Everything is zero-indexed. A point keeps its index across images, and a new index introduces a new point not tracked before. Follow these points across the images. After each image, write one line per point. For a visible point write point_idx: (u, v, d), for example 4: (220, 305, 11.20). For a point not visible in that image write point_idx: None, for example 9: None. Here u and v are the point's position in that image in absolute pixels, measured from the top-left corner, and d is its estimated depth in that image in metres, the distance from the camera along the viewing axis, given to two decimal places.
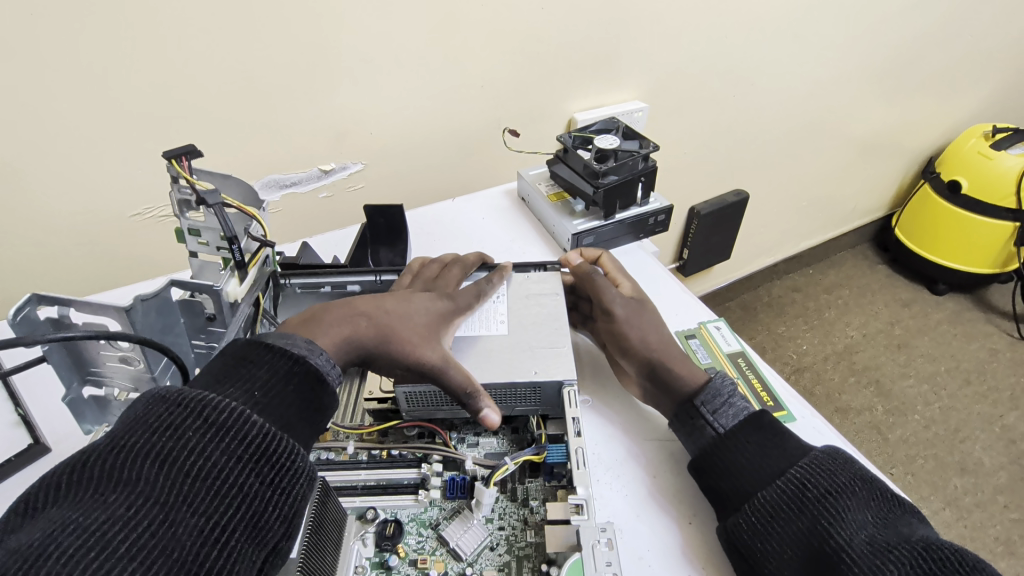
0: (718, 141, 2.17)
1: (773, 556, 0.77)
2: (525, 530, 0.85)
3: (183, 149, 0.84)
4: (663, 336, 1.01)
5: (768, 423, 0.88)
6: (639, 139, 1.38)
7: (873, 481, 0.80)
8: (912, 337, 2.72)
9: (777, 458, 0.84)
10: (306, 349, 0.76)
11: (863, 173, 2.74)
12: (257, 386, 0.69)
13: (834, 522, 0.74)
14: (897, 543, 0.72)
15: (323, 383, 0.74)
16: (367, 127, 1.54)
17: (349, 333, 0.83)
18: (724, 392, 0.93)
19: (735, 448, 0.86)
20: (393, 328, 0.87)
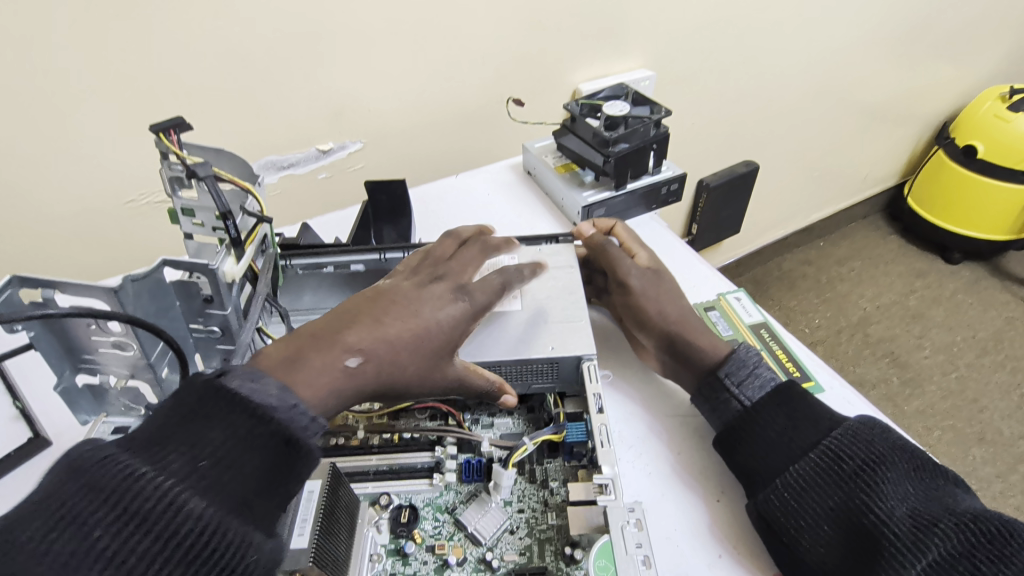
0: (728, 110, 2.09)
1: (808, 533, 0.73)
2: (546, 512, 0.81)
3: (171, 122, 0.79)
4: (683, 311, 0.96)
5: (798, 394, 0.83)
6: (649, 105, 1.32)
7: (913, 451, 0.75)
8: (927, 308, 2.67)
9: (808, 431, 0.80)
10: (278, 400, 0.61)
11: (877, 140, 2.66)
12: (204, 454, 0.55)
13: (873, 496, 0.70)
14: (942, 515, 0.68)
15: (293, 443, 0.60)
16: (364, 103, 1.48)
17: (335, 381, 0.67)
18: (750, 363, 0.88)
19: (762, 421, 0.82)
20: (396, 359, 0.72)
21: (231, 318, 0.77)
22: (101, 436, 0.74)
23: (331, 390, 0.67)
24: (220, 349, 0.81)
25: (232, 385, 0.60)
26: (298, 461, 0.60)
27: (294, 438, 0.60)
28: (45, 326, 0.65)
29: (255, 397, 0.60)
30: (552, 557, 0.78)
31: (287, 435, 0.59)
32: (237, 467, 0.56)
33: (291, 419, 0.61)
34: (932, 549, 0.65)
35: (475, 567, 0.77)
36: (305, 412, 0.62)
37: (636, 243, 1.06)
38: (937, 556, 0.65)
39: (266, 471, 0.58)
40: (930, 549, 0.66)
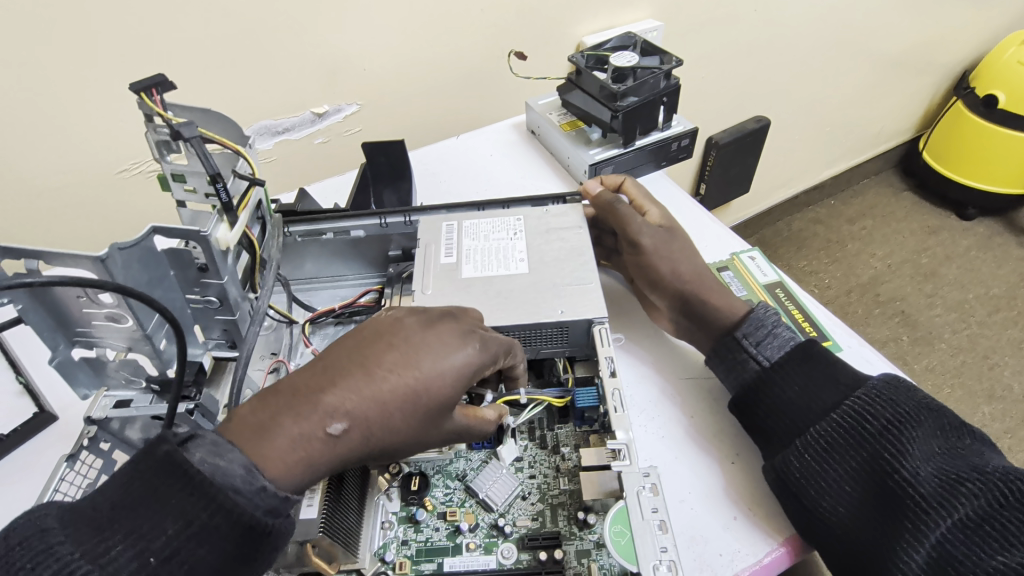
0: (739, 61, 2.00)
1: (829, 493, 0.72)
2: (558, 478, 0.80)
3: (152, 81, 0.74)
4: (698, 270, 0.92)
5: (819, 354, 0.81)
6: (659, 55, 1.25)
7: (939, 410, 0.73)
8: (939, 265, 2.61)
9: (829, 392, 0.77)
10: (243, 482, 0.56)
11: (894, 91, 2.55)
12: (154, 547, 0.51)
13: (898, 456, 0.69)
14: (968, 475, 0.66)
15: (258, 532, 0.54)
16: (358, 62, 1.41)
17: (312, 450, 0.61)
18: (768, 323, 0.86)
19: (781, 383, 0.80)
20: (387, 422, 0.65)
21: (228, 287, 0.75)
22: (103, 411, 0.72)
23: (305, 465, 0.60)
24: (219, 320, 0.79)
25: (191, 462, 0.55)
26: (262, 549, 0.55)
27: (256, 525, 0.54)
28: (33, 298, 0.63)
29: (219, 478, 0.55)
30: (565, 522, 0.77)
31: (249, 524, 0.54)
32: (190, 559, 0.52)
33: (257, 503, 0.56)
34: (957, 510, 0.64)
35: (488, 533, 0.77)
36: (274, 495, 0.57)
37: (646, 202, 1.01)
38: (962, 515, 0.64)
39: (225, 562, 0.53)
40: (955, 508, 0.65)
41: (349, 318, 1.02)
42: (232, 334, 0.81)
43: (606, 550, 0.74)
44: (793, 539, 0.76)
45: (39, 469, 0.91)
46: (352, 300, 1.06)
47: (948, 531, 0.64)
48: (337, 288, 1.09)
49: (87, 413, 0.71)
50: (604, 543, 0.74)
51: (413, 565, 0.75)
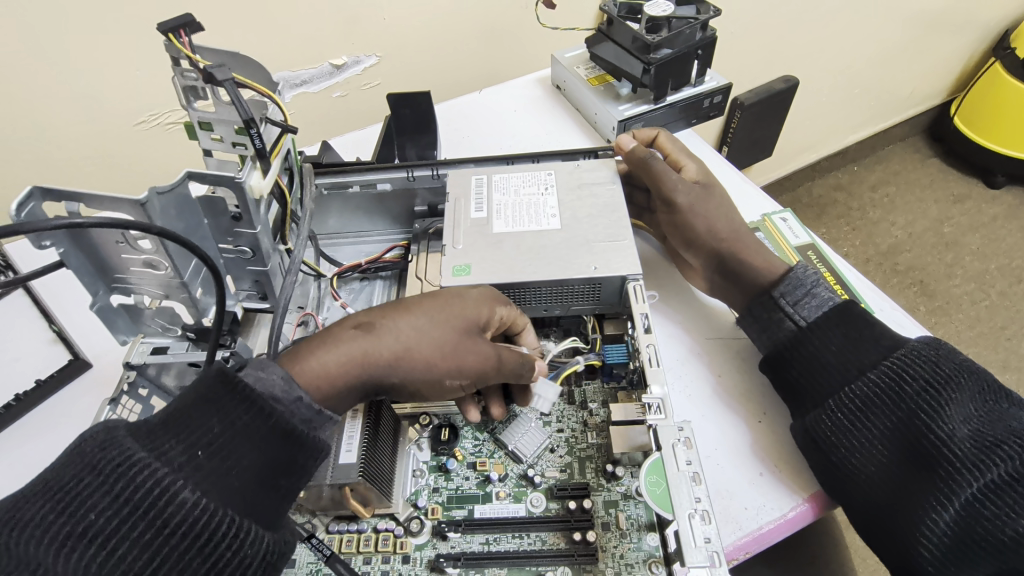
0: (769, 16, 1.91)
1: (859, 450, 0.72)
2: (586, 432, 0.82)
3: (180, 21, 0.71)
4: (734, 231, 0.91)
5: (858, 314, 0.80)
6: (695, 5, 1.20)
7: (978, 372, 0.73)
8: (962, 235, 2.56)
9: (867, 351, 0.77)
10: (282, 390, 0.63)
11: (930, 52, 2.44)
12: (203, 442, 0.56)
13: (932, 416, 0.69)
14: (1006, 437, 0.66)
15: (293, 436, 0.61)
16: (378, 11, 1.36)
17: (344, 345, 0.70)
18: (808, 281, 0.85)
19: (817, 341, 0.80)
20: (417, 337, 0.73)
21: (261, 237, 0.74)
22: (142, 356, 0.74)
23: (339, 365, 0.69)
24: (251, 270, 0.79)
25: (239, 375, 0.61)
26: (297, 455, 0.61)
27: (295, 429, 0.61)
28: (74, 243, 0.62)
29: (261, 388, 0.62)
30: (593, 474, 0.78)
31: (285, 426, 0.61)
32: (235, 456, 0.57)
33: (293, 412, 0.63)
34: (991, 472, 0.65)
35: (517, 482, 0.78)
36: (308, 405, 0.63)
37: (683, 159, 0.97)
38: (998, 475, 0.64)
39: (266, 463, 0.59)
40: (990, 468, 0.65)
41: (375, 274, 1.03)
42: (264, 286, 0.82)
43: (634, 501, 0.75)
44: (818, 495, 0.77)
45: (75, 416, 0.93)
46: (377, 255, 1.06)
47: (982, 490, 0.65)
48: (360, 244, 1.09)
49: (127, 359, 0.73)
50: (632, 494, 0.76)
51: (444, 511, 0.76)
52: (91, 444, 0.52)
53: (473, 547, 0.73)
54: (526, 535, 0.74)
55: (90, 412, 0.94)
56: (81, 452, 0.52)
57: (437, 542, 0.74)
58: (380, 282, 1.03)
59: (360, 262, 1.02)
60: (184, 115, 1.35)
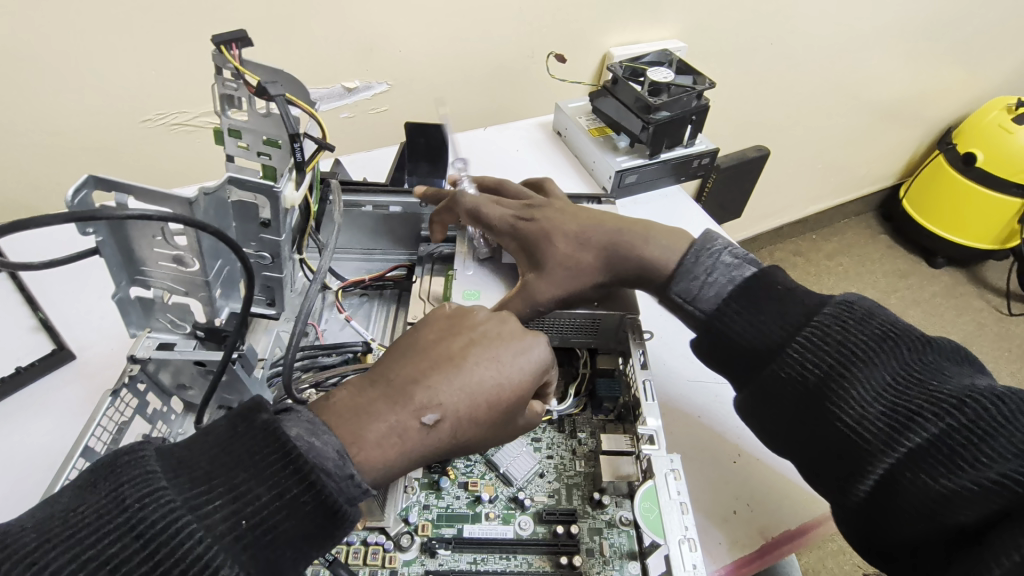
0: (746, 91, 2.10)
1: (775, 426, 0.77)
2: (574, 460, 0.85)
3: (234, 35, 0.76)
4: (579, 244, 0.94)
5: (763, 288, 0.82)
6: (692, 75, 1.32)
7: (896, 335, 0.72)
8: (906, 308, 2.77)
9: (775, 331, 0.78)
10: (334, 465, 0.59)
11: (884, 139, 2.69)
12: (247, 511, 0.54)
13: (842, 397, 0.71)
14: (919, 407, 0.66)
15: (338, 515, 0.57)
16: (395, 42, 1.43)
17: (408, 437, 0.65)
18: (711, 251, 0.91)
19: (730, 320, 0.82)
20: (475, 416, 0.70)
21: (283, 245, 0.77)
22: (147, 351, 0.73)
23: (398, 452, 0.64)
24: (264, 275, 0.81)
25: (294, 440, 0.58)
26: (337, 533, 0.58)
27: (340, 508, 0.57)
28: (112, 232, 0.64)
29: (314, 460, 0.58)
30: (580, 501, 0.81)
31: (333, 506, 0.57)
32: (275, 532, 0.55)
33: (342, 490, 0.59)
34: (905, 445, 0.66)
35: (506, 504, 0.81)
36: (359, 485, 0.60)
37: (476, 217, 0.96)
38: (911, 445, 0.65)
39: (306, 540, 0.56)
40: (903, 441, 0.66)
41: (376, 291, 1.07)
42: (273, 292, 0.84)
43: (617, 530, 0.78)
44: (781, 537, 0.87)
45: (54, 408, 0.91)
46: (379, 273, 1.10)
47: (895, 461, 0.66)
48: (364, 262, 1.13)
49: (132, 351, 0.73)
50: (616, 523, 0.79)
51: (434, 528, 0.78)
52: (131, 499, 0.50)
53: (460, 565, 0.75)
54: (513, 557, 0.76)
55: (69, 405, 0.91)
56: (119, 506, 0.50)
57: (425, 558, 0.75)
58: (379, 299, 1.07)
59: (364, 279, 1.05)
60: (190, 117, 1.37)
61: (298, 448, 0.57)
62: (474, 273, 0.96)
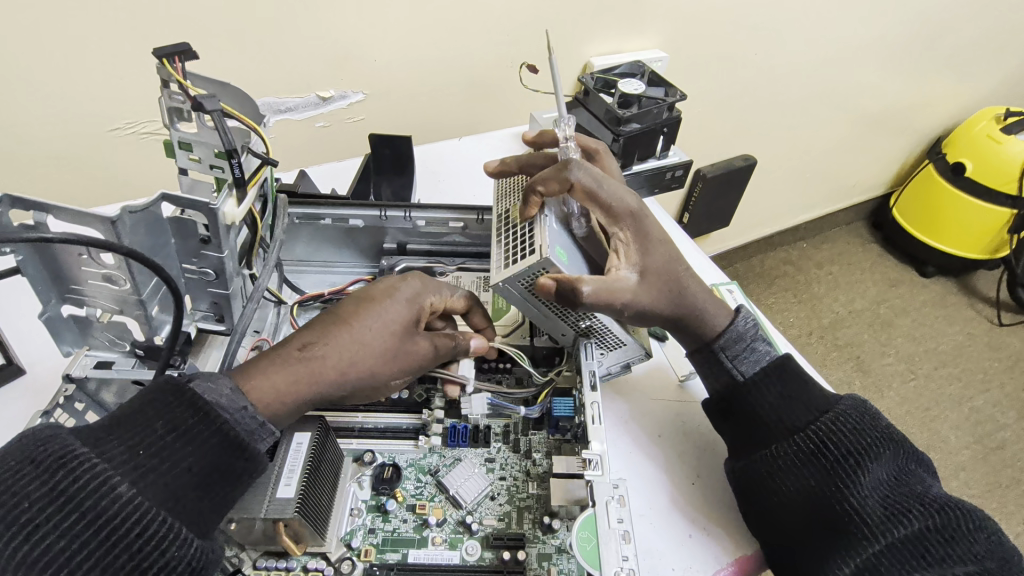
0: (731, 101, 2.09)
1: (774, 495, 0.77)
2: (527, 482, 0.83)
3: (176, 49, 0.74)
4: (667, 281, 0.82)
5: (794, 371, 0.84)
6: (664, 87, 1.31)
7: (897, 438, 0.77)
8: (895, 317, 2.75)
9: (797, 413, 0.80)
10: (228, 399, 0.65)
11: (873, 149, 2.68)
12: (145, 443, 0.60)
13: (849, 483, 0.73)
14: (911, 504, 0.71)
15: (237, 442, 0.64)
16: (368, 52, 1.42)
17: (294, 369, 0.70)
18: (750, 334, 0.88)
19: (753, 394, 0.83)
20: (359, 342, 0.74)
21: (226, 261, 0.75)
22: (83, 369, 0.72)
23: (289, 386, 0.70)
24: (210, 292, 0.80)
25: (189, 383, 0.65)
26: (239, 462, 0.64)
27: (237, 438, 0.64)
28: (34, 251, 0.63)
29: (209, 397, 0.64)
30: (530, 525, 0.80)
31: (229, 434, 0.64)
32: (175, 461, 0.61)
33: (238, 421, 0.65)
34: (893, 535, 0.69)
35: (454, 528, 0.79)
36: (252, 415, 0.66)
37: (593, 197, 0.80)
38: (899, 537, 0.69)
39: (207, 469, 0.62)
40: (892, 531, 0.69)
41: (336, 305, 1.05)
42: (221, 308, 0.82)
43: (567, 556, 0.77)
44: (743, 561, 0.81)
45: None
46: (340, 287, 1.09)
47: (883, 550, 0.69)
48: (326, 274, 1.12)
49: (67, 371, 0.72)
50: (566, 549, 0.77)
51: (377, 553, 0.76)
52: (33, 439, 0.56)
53: None
54: None
55: (17, 421, 0.89)
56: (22, 446, 0.55)
57: None
58: None
59: (324, 294, 1.04)
60: (160, 127, 1.35)
61: (193, 387, 0.64)
62: (559, 232, 0.81)
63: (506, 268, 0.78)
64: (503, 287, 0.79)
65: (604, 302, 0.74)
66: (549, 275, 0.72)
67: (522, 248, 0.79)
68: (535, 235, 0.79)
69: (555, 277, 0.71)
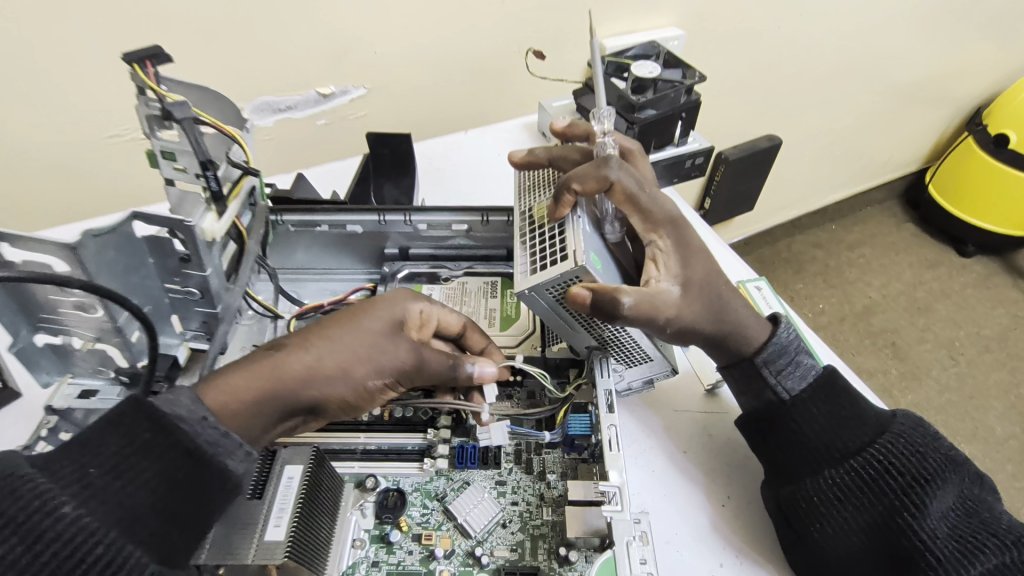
0: (754, 78, 1.97)
1: (827, 526, 0.70)
2: (541, 507, 0.77)
3: (148, 52, 0.69)
4: (706, 294, 0.73)
5: (842, 387, 0.76)
6: (682, 69, 1.21)
7: (958, 460, 0.72)
8: (934, 300, 2.60)
9: (851, 434, 0.73)
10: (187, 411, 0.60)
11: (908, 123, 2.52)
12: (97, 461, 0.54)
13: (917, 514, 0.66)
14: (984, 538, 0.65)
15: (201, 457, 0.59)
16: (369, 44, 1.35)
17: (259, 366, 0.66)
18: (797, 347, 0.79)
19: (798, 416, 0.75)
20: (331, 342, 0.69)
21: (210, 279, 0.71)
22: (64, 401, 0.69)
23: (250, 385, 0.65)
24: (198, 311, 0.75)
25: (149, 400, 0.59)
26: (205, 479, 0.58)
27: (201, 451, 0.59)
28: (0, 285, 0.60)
29: (167, 408, 0.59)
30: (545, 556, 0.73)
31: (192, 448, 0.58)
32: (130, 479, 0.55)
33: (202, 434, 0.60)
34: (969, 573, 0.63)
35: (463, 560, 0.73)
36: (215, 427, 0.60)
37: (634, 198, 0.72)
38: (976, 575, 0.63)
39: (167, 486, 0.56)
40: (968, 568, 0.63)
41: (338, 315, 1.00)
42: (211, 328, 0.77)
43: None
44: None
45: None
46: (342, 296, 1.03)
47: None
48: (326, 282, 1.07)
49: (48, 403, 0.69)
50: None
51: None
52: None
53: None
54: None
55: None
56: None
57: None
58: None
59: (324, 305, 0.98)
60: None
61: (152, 399, 0.58)
62: (592, 235, 0.72)
63: (531, 275, 0.69)
64: (528, 295, 0.69)
65: (644, 316, 0.67)
66: (584, 285, 0.63)
67: (550, 253, 0.70)
68: (566, 238, 0.70)
69: (590, 287, 0.63)
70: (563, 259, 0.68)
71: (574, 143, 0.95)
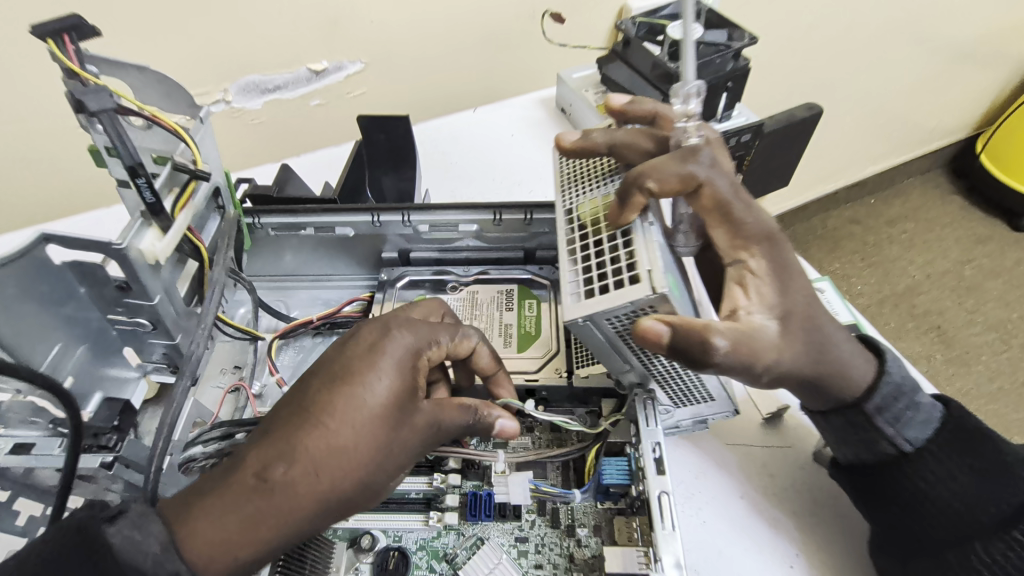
0: (799, 38, 1.75)
1: None
2: (570, 572, 0.64)
3: (63, 23, 0.52)
4: (810, 332, 0.58)
5: (973, 430, 0.63)
6: (727, 29, 1.03)
7: None
8: (984, 280, 2.35)
9: (1000, 494, 0.59)
10: (152, 563, 0.44)
11: (966, 86, 2.27)
12: None
13: None
14: None
15: None
16: (363, 12, 1.18)
17: (252, 512, 0.48)
18: (911, 389, 0.64)
19: (928, 474, 0.61)
20: (338, 451, 0.51)
21: (160, 308, 0.58)
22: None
23: (244, 538, 0.47)
24: (156, 343, 0.63)
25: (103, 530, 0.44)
26: None
27: None
28: None
29: (122, 554, 0.43)
30: None
31: None
32: None
33: None
34: None
35: None
36: None
37: (721, 203, 0.57)
38: None
39: None
40: None
41: (329, 330, 0.87)
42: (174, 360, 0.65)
43: None
44: None
45: None
46: (335, 307, 0.90)
47: None
48: (318, 290, 0.93)
49: None
50: None
51: None
52: None
53: None
54: None
55: None
56: None
57: None
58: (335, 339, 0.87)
59: (311, 320, 0.85)
60: None
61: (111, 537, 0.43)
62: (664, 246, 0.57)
63: (586, 300, 0.53)
64: (583, 325, 0.54)
65: (740, 362, 0.52)
66: (660, 318, 0.49)
67: (610, 269, 0.54)
68: (634, 252, 0.54)
69: (667, 320, 0.49)
70: (631, 279, 0.53)
71: (632, 125, 0.77)
